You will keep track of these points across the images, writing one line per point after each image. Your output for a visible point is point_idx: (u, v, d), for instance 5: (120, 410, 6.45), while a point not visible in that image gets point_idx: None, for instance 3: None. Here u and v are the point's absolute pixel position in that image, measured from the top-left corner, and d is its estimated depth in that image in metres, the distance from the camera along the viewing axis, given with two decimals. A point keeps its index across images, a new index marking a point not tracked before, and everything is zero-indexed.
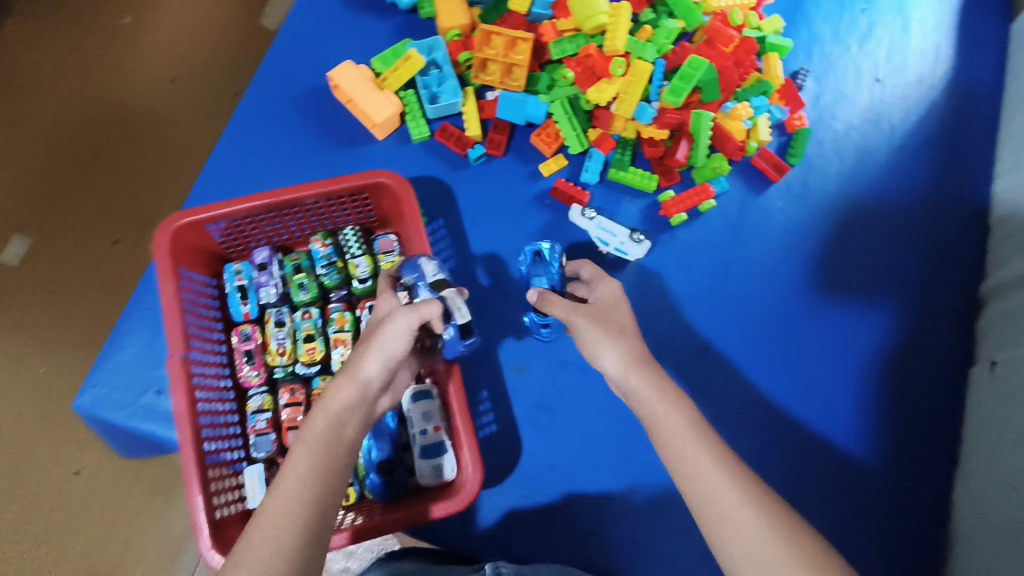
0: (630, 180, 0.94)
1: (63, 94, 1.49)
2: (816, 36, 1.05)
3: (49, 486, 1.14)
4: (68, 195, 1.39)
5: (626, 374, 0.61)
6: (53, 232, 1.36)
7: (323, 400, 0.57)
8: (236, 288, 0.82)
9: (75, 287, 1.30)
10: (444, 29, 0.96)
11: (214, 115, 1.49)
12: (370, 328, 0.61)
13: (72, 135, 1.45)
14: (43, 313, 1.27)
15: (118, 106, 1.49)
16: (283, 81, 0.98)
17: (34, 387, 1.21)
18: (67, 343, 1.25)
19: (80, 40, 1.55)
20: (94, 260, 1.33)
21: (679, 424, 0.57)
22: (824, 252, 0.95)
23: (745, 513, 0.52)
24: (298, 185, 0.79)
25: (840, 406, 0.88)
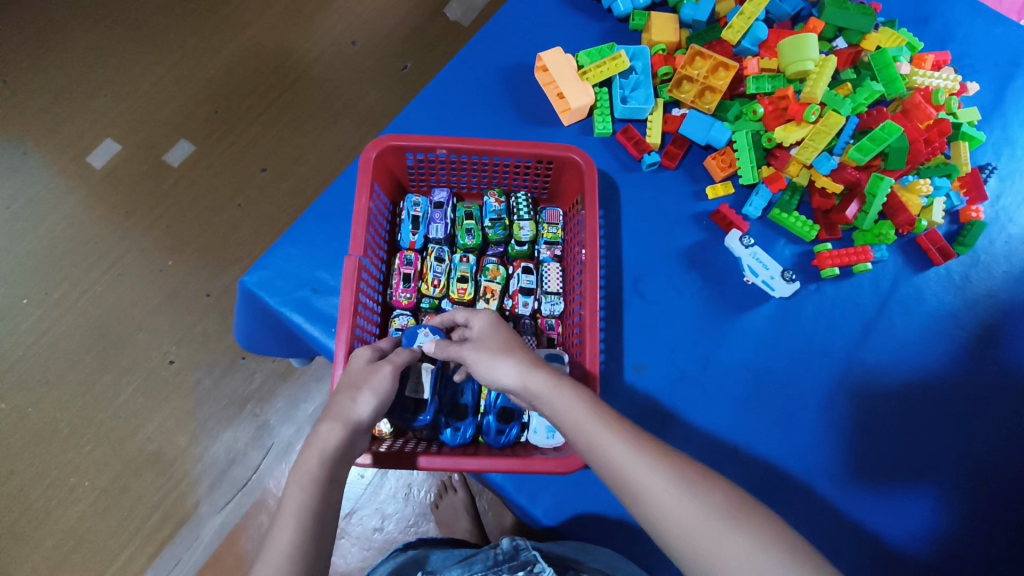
0: (791, 224, 0.95)
1: (258, 22, 1.64)
2: (1011, 138, 1.03)
3: (148, 368, 1.29)
4: (241, 117, 1.53)
5: (526, 378, 0.58)
6: (216, 144, 1.50)
7: (310, 445, 0.58)
8: (411, 217, 0.88)
9: (224, 201, 1.44)
10: (651, 41, 1.01)
11: (382, 70, 1.61)
12: (351, 382, 0.65)
13: (251, 61, 1.59)
14: (193, 216, 1.42)
15: (291, 61, 1.60)
16: (487, 51, 1.05)
17: (160, 276, 1.37)
18: (194, 250, 1.39)
19: None
20: (240, 182, 1.46)
21: (579, 413, 0.56)
22: (970, 349, 0.94)
23: (660, 481, 0.50)
24: (496, 140, 0.84)
25: (951, 504, 0.86)
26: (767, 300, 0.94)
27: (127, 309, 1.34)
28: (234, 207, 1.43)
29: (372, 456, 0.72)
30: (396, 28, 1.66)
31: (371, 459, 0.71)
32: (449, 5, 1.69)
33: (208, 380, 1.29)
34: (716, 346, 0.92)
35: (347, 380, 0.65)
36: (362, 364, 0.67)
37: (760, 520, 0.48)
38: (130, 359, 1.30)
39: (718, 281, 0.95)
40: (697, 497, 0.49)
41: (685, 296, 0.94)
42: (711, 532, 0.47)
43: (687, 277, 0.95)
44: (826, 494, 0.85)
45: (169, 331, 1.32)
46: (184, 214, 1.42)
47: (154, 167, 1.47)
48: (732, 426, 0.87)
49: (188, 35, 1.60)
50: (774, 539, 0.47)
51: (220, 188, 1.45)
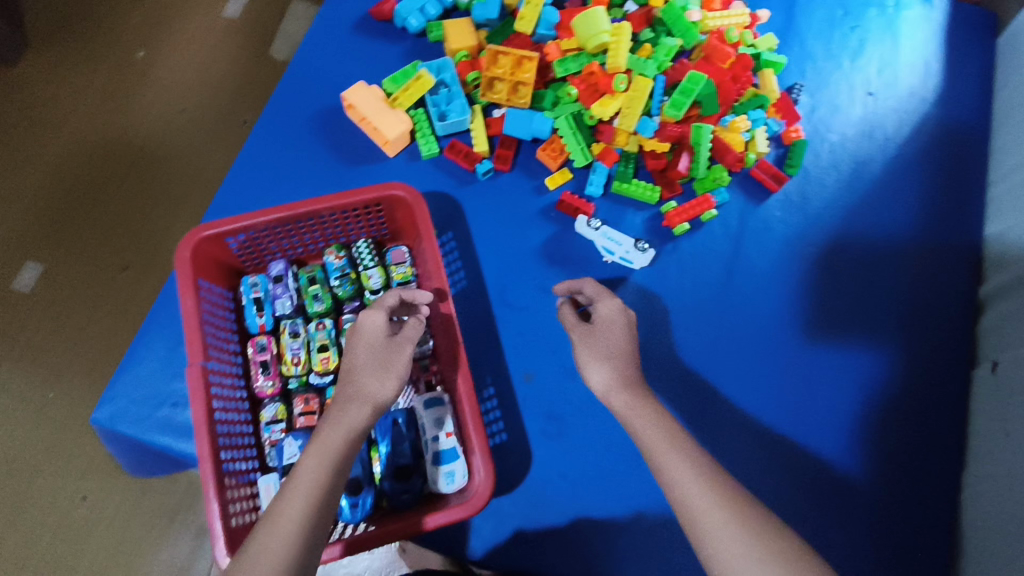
0: (633, 192, 0.96)
1: (76, 115, 1.52)
2: (809, 53, 1.08)
3: (57, 513, 1.18)
4: (84, 219, 1.43)
5: (617, 388, 0.66)
6: (63, 257, 1.39)
7: (336, 422, 0.61)
8: (253, 300, 0.84)
9: (87, 312, 1.33)
10: (452, 51, 1.00)
11: (221, 129, 1.54)
12: (376, 361, 0.67)
13: (78, 158, 1.48)
14: (58, 337, 1.31)
15: (120, 147, 1.50)
16: (297, 105, 1.02)
17: (44, 407, 1.25)
18: (72, 372, 1.28)
19: (97, 63, 1.58)
20: (102, 288, 1.36)
21: (653, 429, 0.61)
22: (826, 261, 0.98)
23: (714, 506, 0.53)
24: (315, 198, 0.81)
25: (851, 407, 0.90)
26: (631, 273, 0.96)
27: (13, 457, 1.22)
28: (105, 311, 1.34)
29: (341, 546, 0.67)
30: (223, 83, 1.58)
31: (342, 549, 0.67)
32: (275, 46, 1.63)
33: (124, 505, 1.19)
34: None
35: (369, 354, 0.68)
36: (381, 336, 0.70)
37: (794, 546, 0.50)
38: (33, 509, 1.18)
39: (579, 268, 0.95)
40: (745, 521, 0.52)
41: (553, 290, 0.94)
42: (723, 536, 0.51)
43: (550, 270, 0.95)
44: (735, 435, 0.88)
45: (69, 466, 1.21)
46: (47, 337, 1.31)
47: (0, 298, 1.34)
48: None
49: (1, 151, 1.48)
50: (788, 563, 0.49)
51: (85, 300, 1.35)
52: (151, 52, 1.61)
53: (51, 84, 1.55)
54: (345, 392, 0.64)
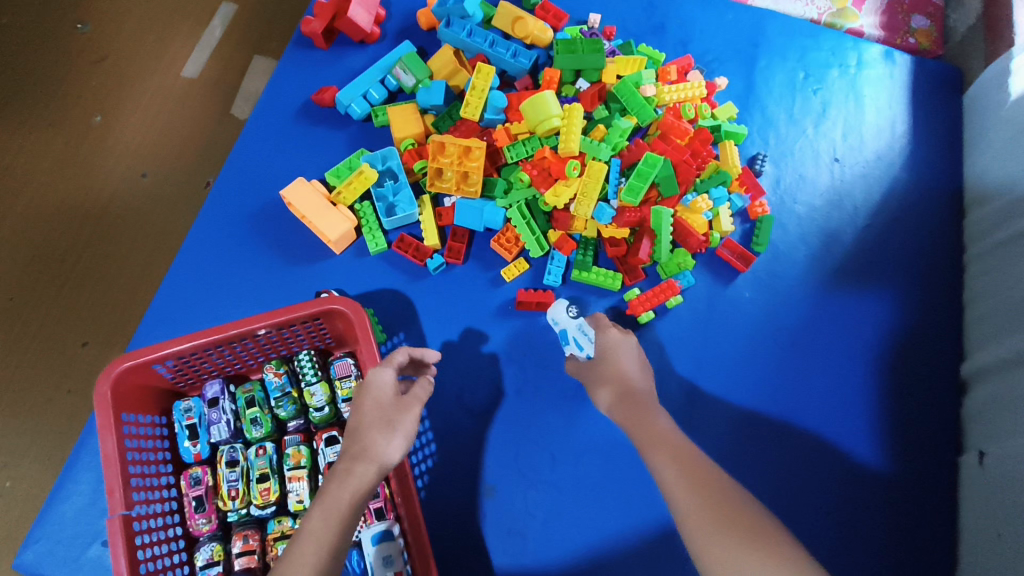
0: (594, 281, 0.92)
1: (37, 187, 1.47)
2: (771, 120, 1.05)
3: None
4: (35, 303, 1.37)
5: (620, 402, 0.72)
6: (13, 347, 1.33)
7: (342, 480, 0.59)
8: (186, 427, 0.78)
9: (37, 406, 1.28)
10: (398, 138, 0.95)
11: (176, 196, 1.47)
12: (385, 419, 0.64)
13: (36, 236, 1.43)
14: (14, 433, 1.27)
15: (82, 217, 1.44)
16: (239, 199, 0.97)
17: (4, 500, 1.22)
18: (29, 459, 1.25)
19: (59, 126, 1.52)
20: (62, 365, 1.32)
21: (673, 439, 0.64)
22: (797, 343, 0.94)
23: (689, 486, 0.57)
24: (247, 318, 0.75)
25: (826, 501, 0.87)
26: None
27: None
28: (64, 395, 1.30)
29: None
30: (186, 147, 1.50)
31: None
32: (239, 106, 1.57)
33: None
34: (559, 433, 0.87)
35: (375, 413, 0.64)
36: (390, 393, 0.66)
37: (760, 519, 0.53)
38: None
39: (539, 366, 0.90)
40: (717, 497, 0.55)
41: (514, 391, 0.89)
42: (701, 521, 0.54)
43: (510, 367, 0.90)
44: None
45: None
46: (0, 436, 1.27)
47: None
48: (606, 508, 0.83)
49: None
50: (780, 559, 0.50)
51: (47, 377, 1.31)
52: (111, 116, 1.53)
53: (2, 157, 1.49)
54: (351, 450, 0.62)
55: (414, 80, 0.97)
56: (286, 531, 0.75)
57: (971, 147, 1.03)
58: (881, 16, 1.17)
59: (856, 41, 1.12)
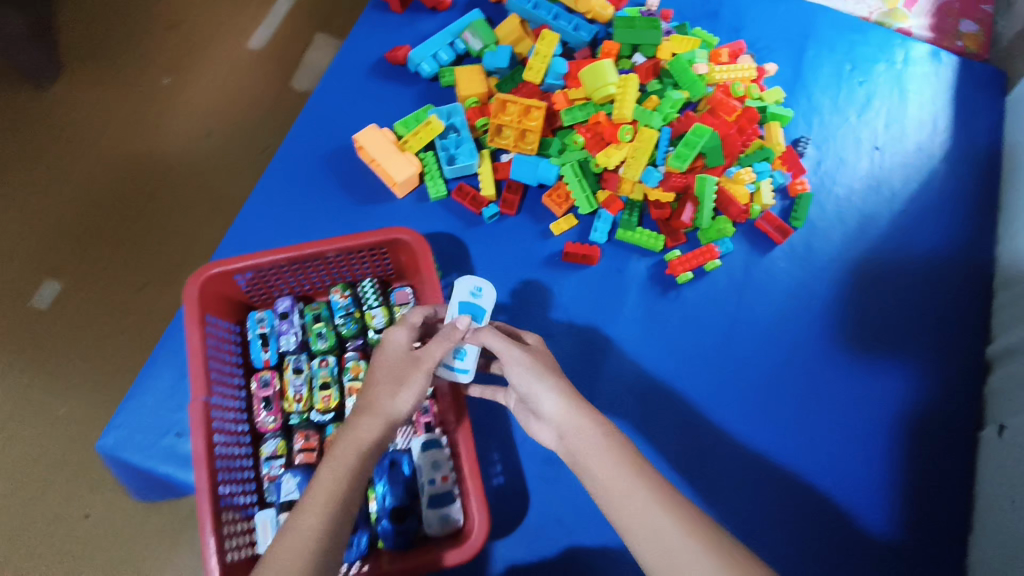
0: (637, 240, 0.97)
1: (104, 138, 1.58)
2: (816, 106, 1.10)
3: (65, 528, 1.18)
4: (100, 243, 1.46)
5: (566, 411, 0.60)
6: (78, 280, 1.43)
7: (348, 439, 0.59)
8: (259, 335, 0.86)
9: (97, 334, 1.35)
10: (462, 97, 1.03)
11: (236, 154, 1.57)
12: (394, 372, 0.63)
13: (98, 183, 1.53)
14: (73, 359, 1.34)
15: (145, 168, 1.55)
16: (311, 143, 1.05)
17: (52, 426, 1.28)
18: (85, 389, 1.32)
19: (129, 85, 1.63)
20: (122, 304, 1.40)
21: (616, 465, 0.56)
22: (827, 315, 0.99)
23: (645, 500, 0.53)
24: (321, 240, 0.83)
25: (849, 466, 0.91)
26: (634, 320, 0.97)
27: (26, 467, 1.25)
28: (118, 335, 1.37)
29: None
30: (247, 112, 1.63)
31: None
32: (299, 76, 1.67)
33: (125, 530, 1.21)
34: (595, 376, 0.94)
35: (385, 370, 0.64)
36: (402, 350, 0.66)
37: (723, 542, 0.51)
38: (43, 524, 1.19)
39: (582, 314, 0.97)
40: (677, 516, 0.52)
41: (558, 335, 0.95)
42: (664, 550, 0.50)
43: (555, 313, 0.96)
44: (734, 490, 0.89)
45: (80, 482, 1.22)
46: (58, 360, 1.35)
47: (20, 314, 1.39)
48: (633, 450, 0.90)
49: (28, 173, 1.53)
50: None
51: (108, 310, 1.38)
52: (177, 79, 1.65)
53: (80, 109, 1.60)
54: (359, 406, 0.62)
55: (481, 45, 1.05)
56: None
57: (1010, 145, 1.07)
58: (931, 17, 1.21)
59: (903, 40, 1.16)
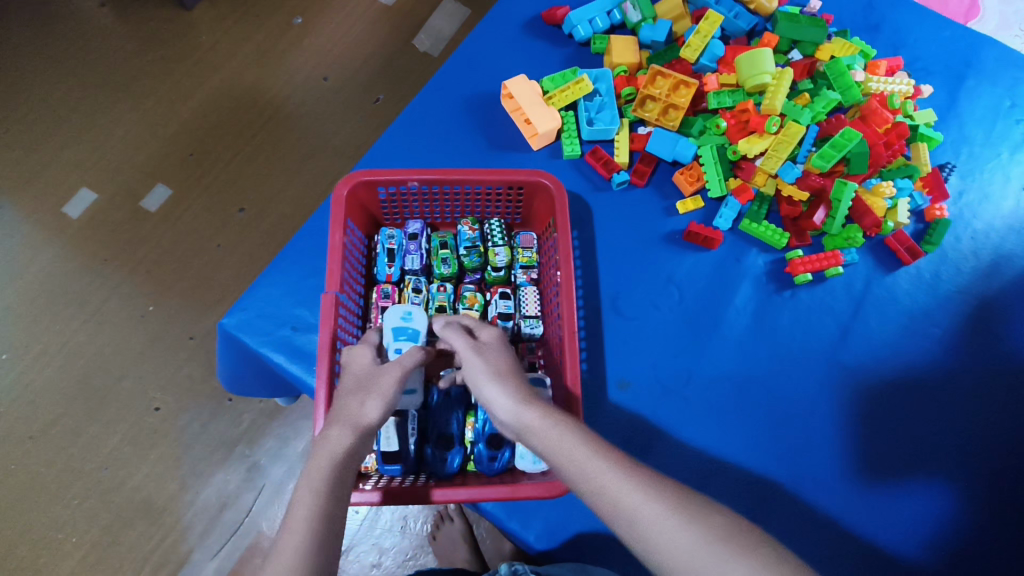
0: (761, 233, 0.97)
1: (236, 60, 1.66)
2: (967, 136, 1.07)
3: (134, 416, 1.29)
4: (216, 158, 1.55)
5: (523, 410, 0.59)
6: (193, 187, 1.51)
7: (320, 452, 0.58)
8: (386, 250, 0.90)
9: (202, 242, 1.45)
10: (612, 64, 1.04)
11: (356, 96, 1.63)
12: (355, 382, 0.64)
13: (222, 103, 1.61)
14: (177, 259, 1.44)
15: (266, 100, 1.62)
16: (453, 84, 1.08)
17: (144, 318, 1.38)
18: (174, 294, 1.40)
19: (268, 16, 1.72)
20: (218, 223, 1.47)
21: (573, 454, 0.56)
22: (944, 345, 0.96)
23: (649, 506, 0.51)
24: (466, 170, 0.86)
25: (941, 505, 0.87)
26: (744, 310, 0.96)
27: (121, 349, 1.35)
28: (214, 246, 1.45)
29: (380, 494, 0.72)
30: (367, 62, 1.67)
31: (380, 497, 0.72)
32: (418, 36, 1.71)
33: (197, 423, 1.29)
34: (696, 356, 0.93)
35: (352, 382, 0.64)
36: (368, 365, 0.66)
37: (751, 541, 0.49)
38: (114, 408, 1.30)
39: (693, 294, 0.97)
40: (689, 521, 0.50)
41: (664, 312, 0.95)
42: (690, 559, 0.48)
43: (665, 289, 0.96)
44: (817, 497, 0.86)
45: (153, 377, 1.33)
46: (163, 258, 1.44)
47: (132, 213, 1.48)
48: (719, 441, 0.88)
49: (165, 82, 1.62)
50: (762, 564, 0.47)
51: (211, 224, 1.47)
52: (309, 21, 1.72)
53: (216, 32, 1.69)
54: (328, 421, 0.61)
55: (640, 17, 1.06)
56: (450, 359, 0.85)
57: None
58: None
59: None
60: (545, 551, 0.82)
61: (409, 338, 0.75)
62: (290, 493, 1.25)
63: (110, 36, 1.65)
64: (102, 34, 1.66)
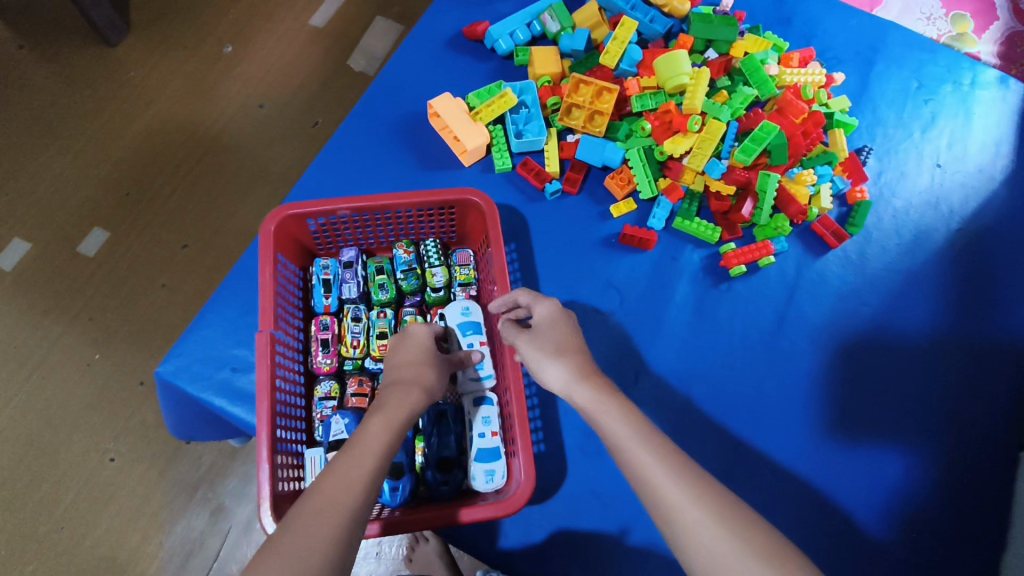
0: (694, 230, 0.99)
1: (165, 95, 1.62)
2: (880, 119, 1.11)
3: (87, 470, 1.25)
4: (153, 196, 1.51)
5: (574, 385, 0.68)
6: (129, 228, 1.47)
7: (399, 398, 0.65)
8: (323, 280, 0.89)
9: (146, 283, 1.41)
10: (536, 75, 1.05)
11: (293, 121, 1.61)
12: (412, 372, 0.70)
13: (154, 138, 1.57)
14: (119, 303, 1.39)
15: (201, 132, 1.59)
16: (382, 106, 1.07)
17: (89, 368, 1.33)
18: (121, 339, 1.36)
19: (195, 47, 1.68)
20: (162, 262, 1.44)
21: (620, 431, 0.62)
22: (876, 321, 0.99)
23: (688, 505, 0.54)
24: (394, 194, 0.86)
25: (891, 475, 0.90)
26: (683, 307, 0.98)
27: (67, 403, 1.30)
28: (159, 286, 1.41)
29: (380, 525, 0.72)
30: (301, 86, 1.65)
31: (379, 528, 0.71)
32: (352, 56, 1.69)
33: (154, 471, 1.25)
34: (643, 357, 0.95)
35: (423, 355, 0.73)
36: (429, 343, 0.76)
37: (791, 561, 0.50)
38: (65, 463, 1.25)
39: (637, 296, 0.98)
40: (726, 531, 0.52)
41: (608, 315, 0.97)
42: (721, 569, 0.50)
43: (606, 293, 0.98)
44: (773, 480, 0.89)
45: (103, 428, 1.28)
46: (105, 303, 1.39)
47: (68, 260, 1.43)
48: (674, 435, 0.90)
49: (92, 122, 1.57)
50: None
51: (155, 262, 1.43)
52: (239, 49, 1.69)
53: (143, 67, 1.65)
54: (404, 377, 0.69)
55: (559, 28, 1.08)
56: None
57: None
58: (999, 46, 1.25)
59: (972, 63, 1.17)
60: (501, 564, 0.82)
61: (477, 332, 0.85)
62: (259, 531, 1.22)
63: (30, 80, 1.60)
64: (20, 78, 1.60)
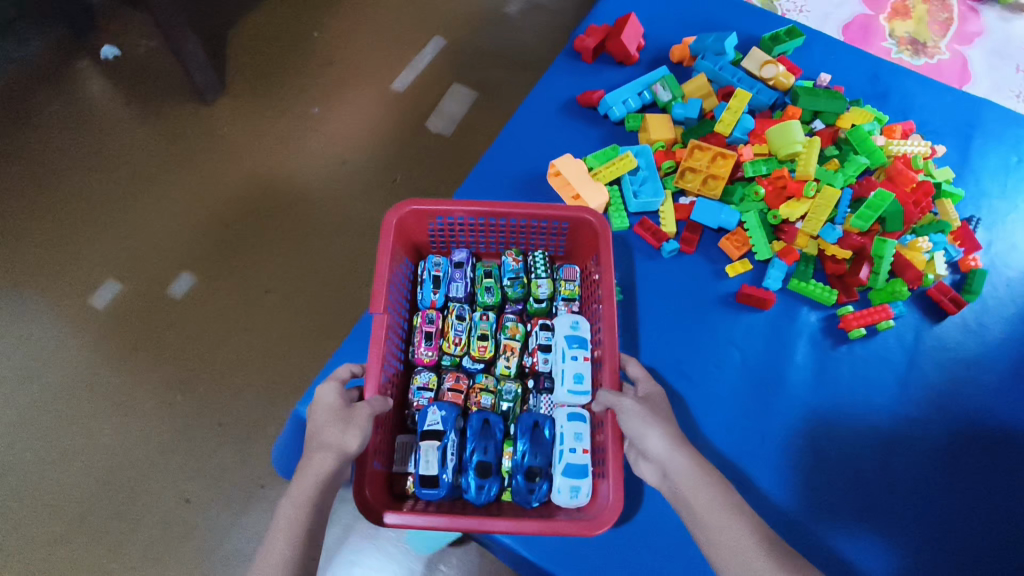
0: (810, 291, 1.01)
1: (257, 149, 1.72)
2: (985, 191, 1.14)
3: (164, 511, 1.27)
4: (238, 245, 1.57)
5: (672, 451, 0.70)
6: (218, 274, 1.54)
7: (307, 475, 0.68)
8: (433, 277, 0.97)
9: (229, 328, 1.46)
10: (650, 140, 1.11)
11: (375, 177, 1.69)
12: (320, 434, 0.71)
13: (242, 189, 1.66)
14: (204, 346, 1.44)
15: (286, 185, 1.67)
16: (498, 166, 1.13)
17: (171, 407, 1.37)
18: (204, 380, 1.40)
19: (287, 106, 1.79)
20: (246, 307, 1.49)
21: (713, 502, 0.66)
22: (999, 389, 0.99)
23: None
24: (507, 204, 0.93)
25: (1015, 551, 0.88)
26: (805, 367, 0.99)
27: (150, 441, 1.33)
28: (243, 330, 1.46)
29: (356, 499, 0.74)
30: (383, 145, 1.74)
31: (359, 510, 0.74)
32: (430, 119, 1.78)
33: (229, 516, 1.26)
34: (767, 415, 0.95)
35: (329, 413, 0.73)
36: (336, 398, 0.75)
37: None
38: (143, 502, 1.28)
39: (760, 354, 0.99)
40: None
41: (728, 372, 0.98)
42: None
43: (726, 351, 0.99)
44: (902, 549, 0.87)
45: (180, 469, 1.31)
46: (188, 346, 1.44)
47: (158, 302, 1.49)
48: (800, 497, 0.89)
49: (187, 174, 1.67)
50: None
51: (240, 309, 1.48)
52: (325, 109, 1.80)
53: (237, 124, 1.75)
54: (312, 446, 0.71)
55: (670, 96, 1.14)
56: (489, 387, 0.91)
57: None
58: None
59: None
60: None
61: (580, 346, 0.87)
62: None
63: (133, 135, 1.72)
64: (124, 131, 1.72)
